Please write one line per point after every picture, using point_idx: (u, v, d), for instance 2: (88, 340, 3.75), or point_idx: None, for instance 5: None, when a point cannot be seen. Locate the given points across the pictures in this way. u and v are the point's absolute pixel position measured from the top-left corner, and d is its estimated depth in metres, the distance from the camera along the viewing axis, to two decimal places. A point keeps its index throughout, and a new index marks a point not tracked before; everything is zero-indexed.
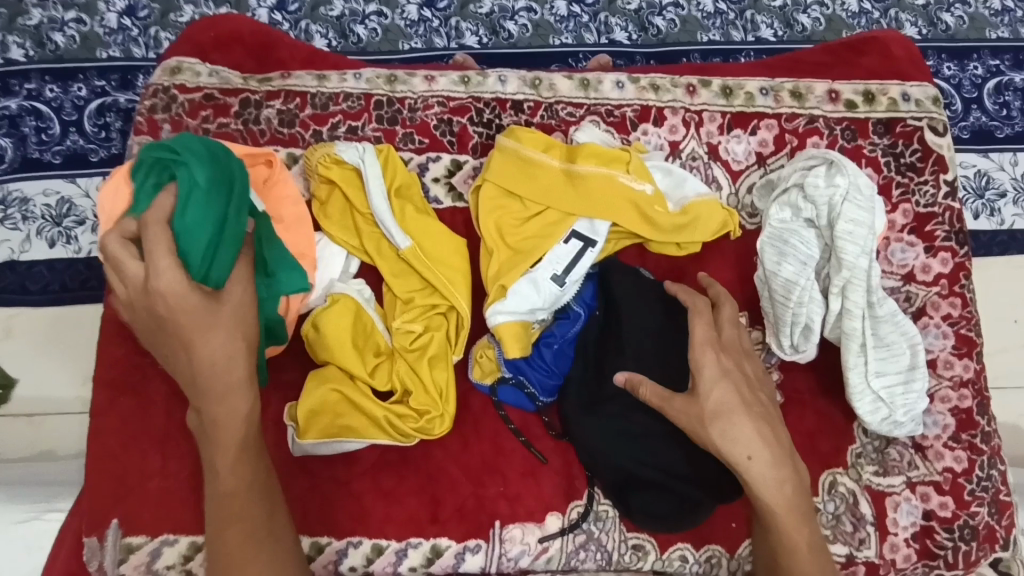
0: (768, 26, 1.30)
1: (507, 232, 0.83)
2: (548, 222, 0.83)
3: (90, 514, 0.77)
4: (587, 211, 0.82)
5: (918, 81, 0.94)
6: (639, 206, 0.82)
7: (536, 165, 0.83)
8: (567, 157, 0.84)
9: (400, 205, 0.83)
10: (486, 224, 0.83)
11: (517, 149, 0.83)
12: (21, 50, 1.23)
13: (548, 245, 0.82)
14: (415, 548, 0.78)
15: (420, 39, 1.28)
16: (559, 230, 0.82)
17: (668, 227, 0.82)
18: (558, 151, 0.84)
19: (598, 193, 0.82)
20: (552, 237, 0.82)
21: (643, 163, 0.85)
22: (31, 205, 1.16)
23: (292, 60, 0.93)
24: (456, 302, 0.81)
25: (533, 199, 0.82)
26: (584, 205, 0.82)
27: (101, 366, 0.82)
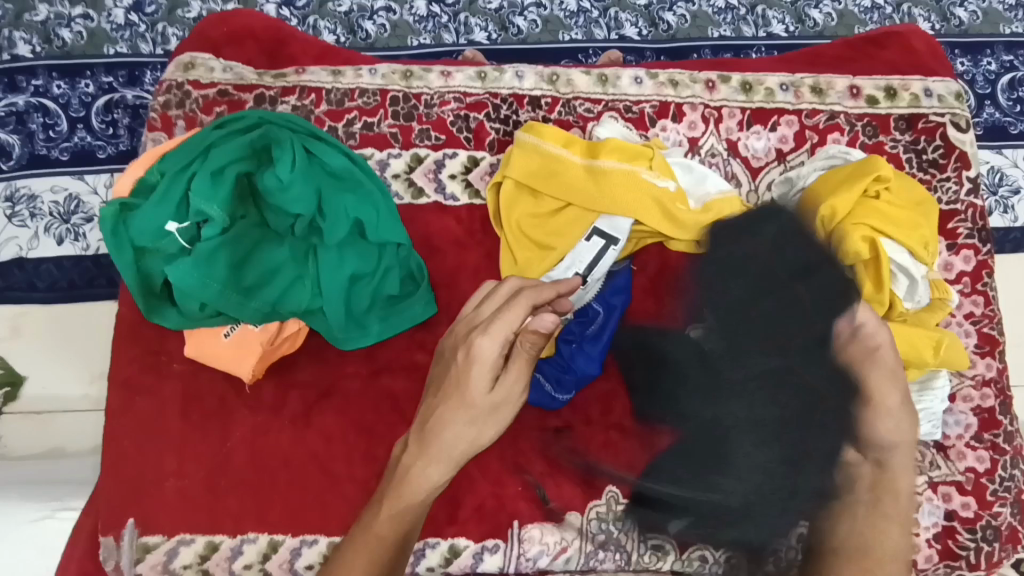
0: (780, 21, 1.28)
1: (529, 229, 0.82)
2: (569, 217, 0.82)
3: (109, 513, 0.77)
4: (609, 208, 0.80)
5: (941, 76, 0.93)
6: (661, 203, 0.81)
7: (558, 161, 0.82)
8: (588, 153, 0.83)
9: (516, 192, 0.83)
10: (508, 220, 0.82)
11: (537, 145, 0.82)
12: (28, 46, 1.22)
13: (569, 243, 0.81)
14: (433, 548, 0.78)
15: (429, 35, 1.27)
16: (580, 228, 0.81)
17: (693, 224, 0.81)
18: (579, 147, 0.83)
19: (620, 189, 0.80)
20: (573, 235, 0.81)
21: (665, 160, 0.84)
22: (40, 202, 1.16)
23: (306, 55, 0.92)
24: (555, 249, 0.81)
25: (555, 195, 0.81)
26: (606, 200, 0.80)
27: (116, 364, 0.81)
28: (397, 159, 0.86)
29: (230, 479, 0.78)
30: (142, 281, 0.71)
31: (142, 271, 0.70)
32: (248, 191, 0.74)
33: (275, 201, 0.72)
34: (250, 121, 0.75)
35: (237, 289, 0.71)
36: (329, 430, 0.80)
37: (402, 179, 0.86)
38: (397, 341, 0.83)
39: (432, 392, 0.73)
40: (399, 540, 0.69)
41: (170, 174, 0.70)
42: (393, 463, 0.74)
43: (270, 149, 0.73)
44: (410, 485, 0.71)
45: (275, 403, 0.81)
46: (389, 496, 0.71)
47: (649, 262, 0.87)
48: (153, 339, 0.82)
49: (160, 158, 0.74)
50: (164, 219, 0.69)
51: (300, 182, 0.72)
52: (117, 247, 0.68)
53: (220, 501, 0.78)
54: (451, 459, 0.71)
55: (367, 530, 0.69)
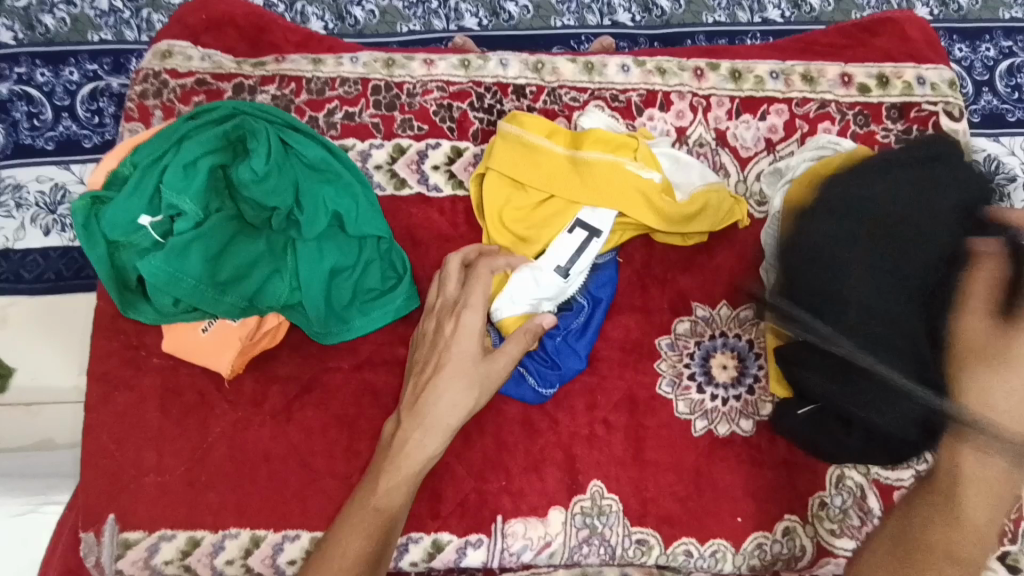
0: (776, 6, 1.26)
1: (511, 221, 0.80)
2: (553, 209, 0.80)
3: (88, 508, 0.77)
4: (592, 199, 0.79)
5: (935, 63, 0.91)
6: (646, 194, 0.78)
7: (541, 151, 0.80)
8: (571, 144, 0.82)
9: (499, 184, 0.81)
10: (489, 213, 0.81)
11: (519, 134, 0.80)
12: (10, 32, 1.20)
13: (551, 236, 0.79)
14: (416, 542, 0.78)
15: (418, 21, 1.24)
16: (564, 220, 0.80)
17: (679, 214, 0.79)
18: (562, 137, 0.82)
19: (610, 180, 0.79)
20: (557, 226, 0.79)
21: (650, 150, 0.82)
22: (25, 191, 1.14)
23: (287, 42, 0.90)
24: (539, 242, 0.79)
25: (538, 186, 0.80)
26: (589, 191, 0.79)
27: (94, 359, 0.80)
28: (379, 149, 0.85)
29: (211, 474, 0.78)
30: (116, 276, 0.69)
31: (116, 266, 0.69)
32: (223, 183, 0.72)
33: (251, 193, 0.70)
34: (225, 111, 0.73)
35: (213, 284, 0.69)
36: (311, 425, 0.79)
37: (384, 170, 0.84)
38: (379, 335, 0.82)
39: (419, 371, 0.72)
40: (394, 516, 0.67)
41: (143, 167, 0.68)
42: (383, 440, 0.72)
43: (246, 140, 0.72)
44: (405, 457, 0.69)
45: (255, 398, 0.80)
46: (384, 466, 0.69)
47: (635, 254, 0.86)
48: (131, 333, 0.81)
49: (132, 151, 0.72)
50: (136, 212, 0.67)
51: (276, 174, 0.70)
52: (88, 241, 0.67)
53: (201, 496, 0.77)
54: (447, 432, 0.70)
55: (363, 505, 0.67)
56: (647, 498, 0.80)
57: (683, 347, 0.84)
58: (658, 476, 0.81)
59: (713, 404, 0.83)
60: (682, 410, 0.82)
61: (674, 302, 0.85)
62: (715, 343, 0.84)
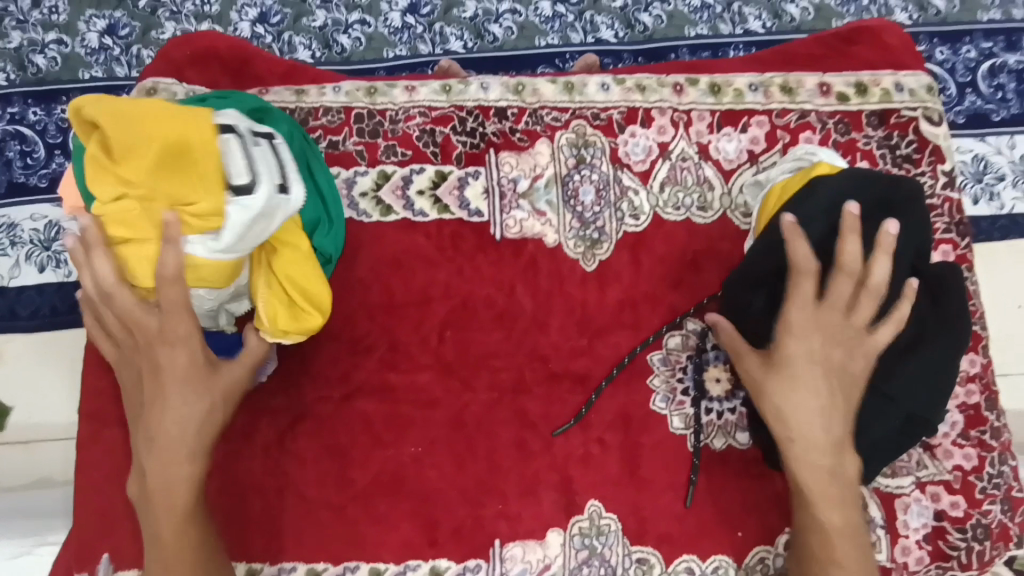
0: (757, 17, 1.28)
1: (177, 145, 0.58)
2: (188, 183, 0.59)
3: (81, 549, 0.76)
4: (176, 186, 0.59)
5: (912, 69, 0.91)
6: (189, 193, 0.59)
7: (198, 164, 0.59)
8: (184, 184, 0.59)
9: (181, 160, 0.59)
10: (168, 166, 0.58)
11: (209, 183, 0.60)
12: (2, 74, 1.21)
13: (203, 180, 0.59)
14: (413, 571, 0.77)
15: (404, 46, 1.26)
16: (187, 179, 0.59)
17: (85, 115, 0.57)
18: (179, 177, 0.59)
19: (144, 133, 0.57)
20: (183, 163, 0.59)
21: (202, 184, 0.59)
22: (19, 230, 1.15)
23: (272, 75, 0.91)
24: (199, 188, 0.59)
25: (169, 167, 0.58)
26: (175, 180, 0.59)
27: (86, 397, 0.80)
28: (364, 176, 0.85)
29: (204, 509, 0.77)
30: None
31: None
32: None
33: None
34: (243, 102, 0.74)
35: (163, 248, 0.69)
36: (303, 454, 0.79)
37: (369, 197, 0.85)
38: (369, 361, 0.82)
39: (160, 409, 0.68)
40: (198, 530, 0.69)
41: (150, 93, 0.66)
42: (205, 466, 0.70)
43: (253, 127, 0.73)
44: (166, 483, 0.68)
45: (245, 430, 0.79)
46: (164, 414, 0.68)
47: (623, 270, 0.85)
48: None
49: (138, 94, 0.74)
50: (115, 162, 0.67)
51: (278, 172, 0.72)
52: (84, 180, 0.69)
53: None
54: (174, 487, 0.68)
55: (166, 515, 0.68)
56: (645, 516, 0.79)
57: (675, 362, 0.84)
58: (656, 494, 0.80)
59: (709, 418, 0.82)
60: (677, 425, 0.82)
61: (665, 316, 0.85)
62: (707, 356, 0.84)
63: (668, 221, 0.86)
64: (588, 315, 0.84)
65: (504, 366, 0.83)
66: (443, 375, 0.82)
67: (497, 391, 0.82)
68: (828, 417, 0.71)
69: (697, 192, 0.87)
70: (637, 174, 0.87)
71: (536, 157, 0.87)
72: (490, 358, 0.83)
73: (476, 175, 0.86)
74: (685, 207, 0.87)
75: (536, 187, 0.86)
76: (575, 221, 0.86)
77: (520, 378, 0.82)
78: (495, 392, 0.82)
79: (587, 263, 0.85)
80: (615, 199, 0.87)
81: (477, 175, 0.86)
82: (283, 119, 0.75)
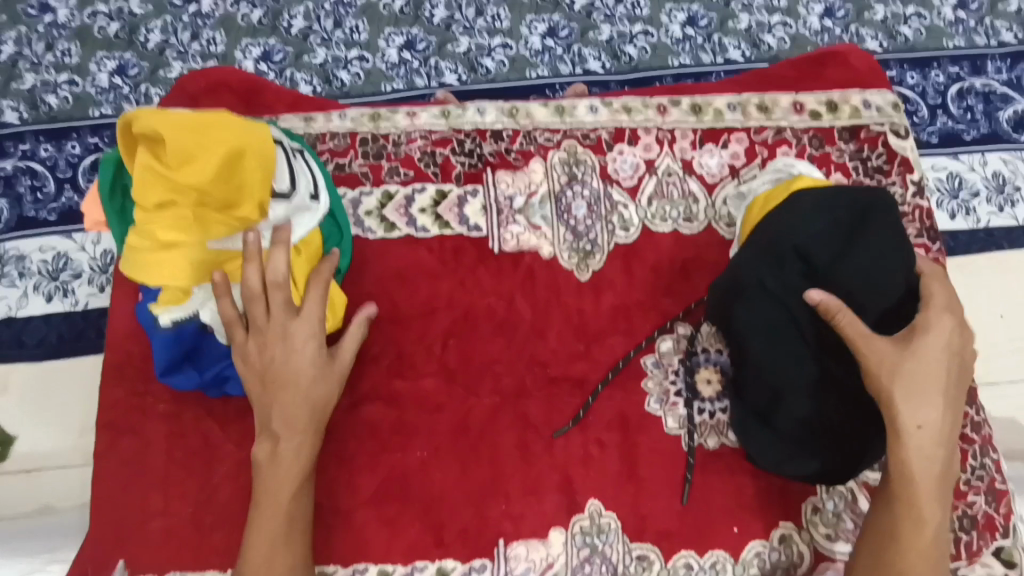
0: (736, 47, 1.36)
1: (230, 160, 0.66)
2: (237, 193, 0.68)
3: (95, 558, 0.78)
4: (226, 196, 0.67)
5: (879, 88, 0.98)
6: (236, 202, 0.69)
7: (247, 177, 0.68)
8: (232, 195, 0.68)
9: (231, 173, 0.67)
10: (221, 178, 0.66)
11: (254, 195, 0.69)
12: (15, 113, 1.27)
13: (250, 192, 0.68)
14: (420, 572, 0.79)
15: (401, 80, 1.33)
16: (238, 190, 0.68)
17: (148, 126, 0.64)
18: (230, 187, 0.67)
19: (207, 146, 0.65)
20: (235, 176, 0.67)
21: (250, 196, 0.69)
22: (28, 261, 1.19)
23: (279, 105, 0.98)
24: (247, 198, 0.68)
25: (221, 178, 0.66)
26: (226, 191, 0.67)
27: (101, 410, 0.83)
28: (368, 197, 0.90)
29: (217, 517, 0.80)
30: (121, 218, 0.79)
31: (123, 211, 0.79)
32: None
33: None
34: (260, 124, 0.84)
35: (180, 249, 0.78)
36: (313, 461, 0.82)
37: (374, 216, 0.90)
38: (376, 370, 0.86)
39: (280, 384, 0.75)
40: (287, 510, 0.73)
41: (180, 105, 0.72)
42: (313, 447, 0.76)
43: None
44: (272, 464, 0.74)
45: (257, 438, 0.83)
46: (273, 407, 0.75)
47: (616, 278, 0.90)
48: (137, 382, 0.84)
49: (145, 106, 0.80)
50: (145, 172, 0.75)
51: None
52: (109, 189, 0.77)
53: (207, 538, 0.79)
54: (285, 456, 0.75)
55: (275, 491, 0.73)
56: (644, 513, 0.82)
57: (667, 365, 0.88)
58: (653, 492, 0.83)
59: (702, 417, 0.86)
60: (671, 425, 0.86)
61: (656, 321, 0.89)
62: (697, 359, 0.88)
63: (656, 232, 0.92)
64: (584, 321, 0.89)
65: (504, 371, 0.86)
66: (446, 381, 0.86)
67: (498, 395, 0.86)
68: (929, 414, 0.72)
69: (682, 205, 0.93)
70: (626, 188, 0.93)
71: (531, 175, 0.92)
72: (492, 364, 0.87)
73: (474, 193, 0.91)
74: (672, 218, 0.92)
75: (531, 203, 0.92)
76: (569, 234, 0.91)
77: (519, 383, 0.86)
78: (496, 396, 0.86)
79: (581, 273, 0.90)
80: (605, 213, 0.92)
81: (476, 193, 0.91)
82: (300, 140, 0.85)
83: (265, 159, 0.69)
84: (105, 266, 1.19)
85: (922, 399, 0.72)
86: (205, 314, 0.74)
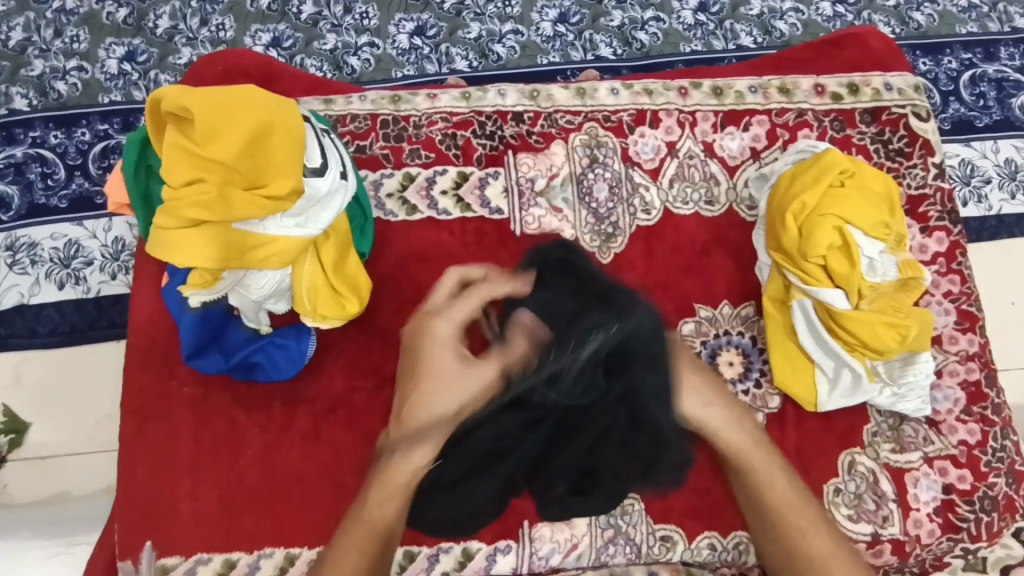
0: (747, 33, 1.35)
1: (257, 136, 0.67)
2: (263, 169, 0.68)
3: (124, 538, 0.78)
4: (252, 172, 0.68)
5: (899, 71, 0.98)
6: (262, 178, 0.69)
7: (274, 151, 0.69)
8: (259, 170, 0.68)
9: (257, 148, 0.67)
10: (246, 153, 0.67)
11: (284, 170, 0.69)
12: (25, 100, 1.27)
13: (277, 167, 0.69)
14: (447, 552, 0.79)
15: (412, 66, 1.32)
16: (267, 166, 0.68)
17: (177, 103, 0.65)
18: (257, 163, 0.68)
19: (233, 120, 0.66)
20: (262, 153, 0.68)
21: (279, 171, 0.69)
22: (40, 249, 1.19)
23: (298, 89, 0.97)
24: (273, 174, 0.69)
25: (247, 153, 0.67)
26: (252, 167, 0.68)
27: (127, 393, 0.83)
28: (390, 179, 0.90)
29: (244, 498, 0.80)
30: (146, 199, 0.79)
31: (146, 191, 0.79)
32: None
33: None
34: None
35: None
36: (339, 444, 0.82)
37: (395, 198, 0.90)
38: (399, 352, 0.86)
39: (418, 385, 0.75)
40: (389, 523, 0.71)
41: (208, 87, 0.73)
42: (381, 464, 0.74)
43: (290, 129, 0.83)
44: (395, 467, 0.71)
45: (282, 420, 0.83)
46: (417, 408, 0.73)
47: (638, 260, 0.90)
48: (161, 365, 0.84)
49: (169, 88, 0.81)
50: None
51: None
52: (134, 169, 0.78)
53: (236, 519, 0.79)
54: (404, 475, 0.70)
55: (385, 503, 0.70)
56: (667, 495, 0.83)
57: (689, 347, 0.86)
58: None
59: None
60: None
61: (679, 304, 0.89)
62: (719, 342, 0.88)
63: (677, 215, 0.92)
64: None
65: None
66: None
67: None
68: (779, 478, 0.74)
69: (704, 188, 0.92)
70: (647, 171, 0.92)
71: (552, 158, 0.92)
72: None
73: (495, 176, 0.91)
74: (693, 201, 0.92)
75: (552, 186, 0.92)
76: (590, 216, 0.91)
77: None
78: None
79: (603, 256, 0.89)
80: (627, 196, 0.92)
81: (497, 175, 0.91)
82: (323, 120, 0.85)
83: (293, 135, 0.70)
84: (117, 253, 1.19)
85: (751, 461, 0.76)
86: (233, 297, 0.77)
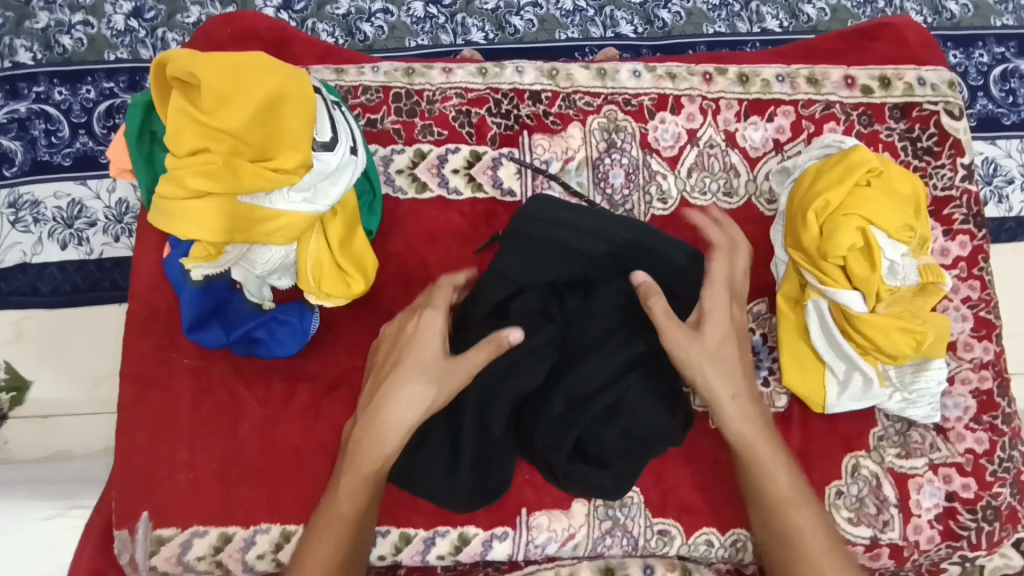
0: (774, 17, 1.30)
1: (267, 107, 0.65)
2: (272, 142, 0.67)
3: (122, 505, 0.78)
4: (261, 144, 0.66)
5: (934, 65, 0.94)
6: (271, 150, 0.67)
7: (284, 122, 0.67)
8: (268, 142, 0.67)
9: (268, 119, 0.65)
10: (257, 124, 0.65)
11: (293, 142, 0.68)
12: (28, 53, 1.23)
13: (286, 140, 0.67)
14: (443, 536, 0.79)
15: (426, 36, 1.28)
16: (275, 139, 0.67)
17: (184, 69, 0.63)
18: (267, 135, 0.66)
19: (243, 89, 0.64)
20: (272, 124, 0.66)
21: (287, 146, 0.67)
22: (42, 208, 1.17)
23: (309, 55, 0.94)
24: (281, 146, 0.67)
25: (257, 124, 0.65)
26: (261, 139, 0.66)
27: (127, 360, 0.82)
28: (400, 155, 0.88)
29: (243, 471, 0.79)
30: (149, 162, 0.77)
31: (151, 156, 0.77)
32: None
33: None
34: None
35: None
36: (339, 422, 0.81)
37: (405, 175, 0.87)
38: None
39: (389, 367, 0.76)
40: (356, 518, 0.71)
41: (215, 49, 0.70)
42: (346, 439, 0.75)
43: None
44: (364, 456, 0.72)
45: (283, 395, 0.82)
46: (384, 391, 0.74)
47: None
48: (163, 334, 0.83)
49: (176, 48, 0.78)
50: None
51: None
52: (137, 133, 0.75)
53: (234, 491, 0.79)
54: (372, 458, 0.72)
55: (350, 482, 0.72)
56: (667, 488, 0.82)
57: None
58: (678, 467, 0.82)
59: None
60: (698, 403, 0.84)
61: None
62: None
63: (694, 206, 0.89)
64: None
65: None
66: None
67: None
68: (781, 477, 0.74)
69: (723, 178, 0.90)
70: (666, 159, 0.90)
71: (568, 140, 0.89)
72: None
73: (509, 156, 0.88)
74: (711, 192, 0.89)
75: (567, 169, 0.89)
76: (605, 203, 0.89)
77: None
78: None
79: None
80: (644, 182, 0.89)
81: (511, 156, 0.88)
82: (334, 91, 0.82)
83: (306, 106, 0.68)
84: (120, 216, 1.17)
85: (763, 455, 0.75)
86: (238, 272, 0.76)
